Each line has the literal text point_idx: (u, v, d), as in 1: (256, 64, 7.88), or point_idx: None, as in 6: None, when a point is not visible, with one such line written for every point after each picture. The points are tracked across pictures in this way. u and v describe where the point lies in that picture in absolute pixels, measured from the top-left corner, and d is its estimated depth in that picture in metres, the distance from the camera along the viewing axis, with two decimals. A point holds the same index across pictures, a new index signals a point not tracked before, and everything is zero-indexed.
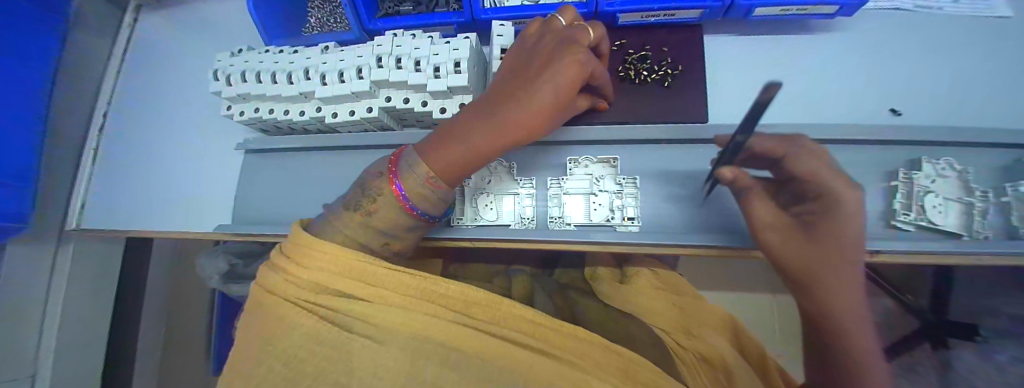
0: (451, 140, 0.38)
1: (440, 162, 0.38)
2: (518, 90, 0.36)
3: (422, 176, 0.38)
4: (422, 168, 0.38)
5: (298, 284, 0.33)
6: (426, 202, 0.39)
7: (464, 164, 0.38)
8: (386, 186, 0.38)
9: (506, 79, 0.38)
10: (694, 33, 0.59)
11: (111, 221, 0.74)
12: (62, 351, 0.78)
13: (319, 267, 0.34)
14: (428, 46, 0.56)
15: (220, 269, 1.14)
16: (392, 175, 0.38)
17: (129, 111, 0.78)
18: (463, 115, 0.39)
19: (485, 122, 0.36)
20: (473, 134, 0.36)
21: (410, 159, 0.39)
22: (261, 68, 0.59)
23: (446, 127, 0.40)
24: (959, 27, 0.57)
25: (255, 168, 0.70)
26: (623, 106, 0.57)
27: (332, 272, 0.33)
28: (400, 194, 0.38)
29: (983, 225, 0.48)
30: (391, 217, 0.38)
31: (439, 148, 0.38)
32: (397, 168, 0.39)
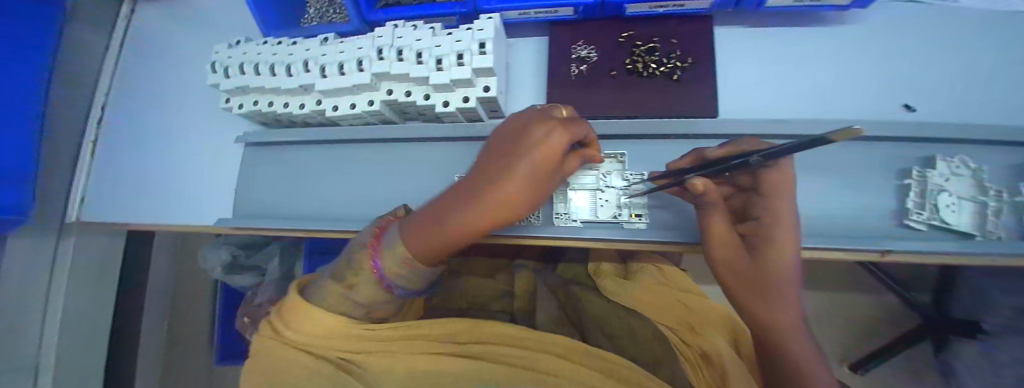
0: (432, 223, 0.33)
1: (418, 245, 0.34)
2: (499, 168, 0.32)
3: (399, 256, 0.33)
4: (400, 249, 0.34)
5: (301, 337, 0.34)
6: (407, 281, 0.35)
7: (447, 247, 0.34)
8: (364, 261, 0.35)
9: (488, 156, 0.35)
10: (704, 25, 0.57)
11: (112, 215, 0.74)
12: (65, 344, 0.78)
13: (307, 333, 0.34)
14: (429, 37, 0.54)
15: (223, 260, 1.16)
16: (371, 249, 0.35)
17: (128, 103, 0.76)
18: (444, 196, 0.35)
19: (465, 202, 0.33)
20: (455, 215, 0.32)
21: (392, 239, 0.35)
22: (259, 60, 0.58)
23: (425, 209, 0.36)
24: (977, 19, 0.55)
25: (255, 162, 0.69)
26: (629, 101, 0.56)
27: (326, 331, 0.34)
28: (377, 271, 0.34)
29: (997, 225, 0.47)
30: (369, 293, 0.34)
31: (416, 232, 0.34)
32: (376, 243, 0.36)
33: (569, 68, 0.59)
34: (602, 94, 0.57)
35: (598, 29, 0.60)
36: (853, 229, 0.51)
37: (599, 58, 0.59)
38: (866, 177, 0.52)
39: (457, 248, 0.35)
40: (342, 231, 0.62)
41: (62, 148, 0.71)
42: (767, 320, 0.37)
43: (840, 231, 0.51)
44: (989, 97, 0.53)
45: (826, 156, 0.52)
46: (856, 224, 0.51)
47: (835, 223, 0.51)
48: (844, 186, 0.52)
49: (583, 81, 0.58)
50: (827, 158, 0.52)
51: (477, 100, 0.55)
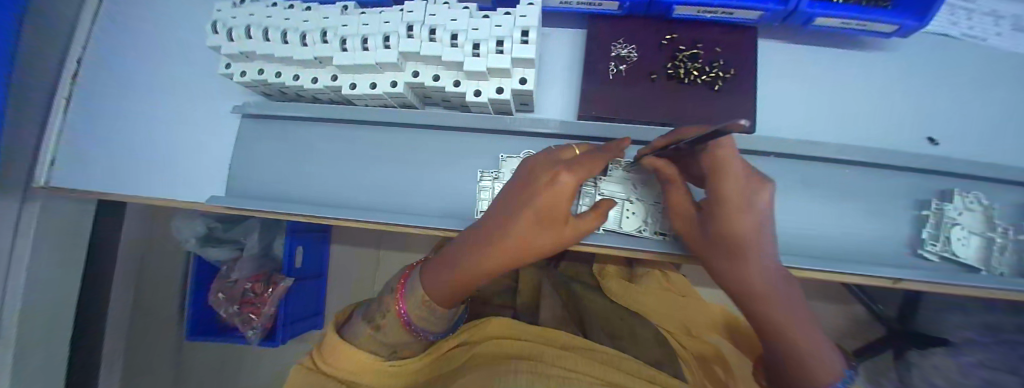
0: (445, 271, 0.42)
1: (434, 286, 0.43)
2: (500, 228, 0.40)
3: (418, 300, 0.42)
4: (419, 292, 0.43)
5: (340, 371, 0.41)
6: (426, 321, 0.43)
7: (455, 290, 0.42)
8: (393, 306, 0.43)
9: (492, 214, 0.43)
10: (748, 35, 0.56)
11: (85, 179, 0.66)
12: (29, 319, 0.71)
13: (343, 368, 0.41)
14: (466, 18, 0.50)
15: (197, 233, 1.07)
16: (398, 295, 0.44)
17: (110, 57, 0.69)
18: (457, 244, 0.44)
19: (474, 252, 0.41)
20: (460, 267, 0.41)
21: (413, 284, 0.44)
22: (269, 25, 0.52)
23: (442, 254, 0.45)
24: (988, 60, 0.58)
25: (255, 137, 0.63)
26: (668, 107, 0.55)
27: (355, 372, 0.41)
28: (403, 315, 0.42)
29: (1000, 261, 0.50)
30: (398, 333, 0.43)
31: (433, 275, 0.43)
32: (403, 287, 0.45)
33: (608, 66, 0.56)
34: (640, 98, 0.55)
35: (640, 28, 0.58)
36: (871, 255, 0.53)
37: (639, 60, 0.57)
38: (887, 205, 0.53)
39: (463, 292, 0.43)
40: (350, 220, 0.58)
41: (32, 103, 0.63)
42: (749, 291, 0.38)
43: (859, 256, 0.52)
44: (1000, 134, 0.56)
45: (852, 182, 0.53)
46: (875, 250, 0.53)
47: (852, 246, 0.53)
48: (867, 212, 0.53)
49: (621, 82, 0.56)
50: (854, 184, 0.53)
51: (512, 93, 0.52)
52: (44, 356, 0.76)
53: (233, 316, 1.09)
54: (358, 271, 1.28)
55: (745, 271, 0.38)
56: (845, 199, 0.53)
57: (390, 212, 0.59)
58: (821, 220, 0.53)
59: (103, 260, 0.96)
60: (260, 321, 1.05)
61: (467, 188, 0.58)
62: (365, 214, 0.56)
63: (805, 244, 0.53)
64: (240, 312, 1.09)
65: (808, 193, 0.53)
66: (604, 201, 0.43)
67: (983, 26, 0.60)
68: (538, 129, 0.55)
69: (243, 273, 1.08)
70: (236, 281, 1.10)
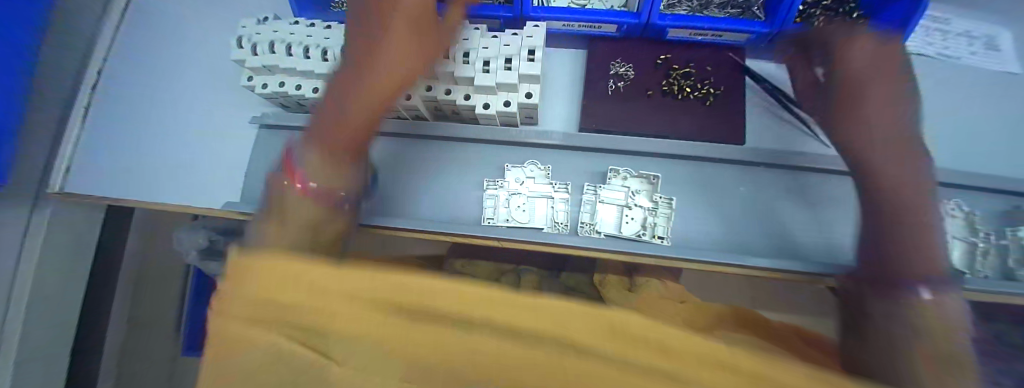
0: (333, 108, 0.40)
1: (327, 138, 0.40)
2: (361, 62, 0.41)
3: (315, 159, 0.39)
4: (314, 153, 0.40)
5: (234, 317, 0.18)
6: (331, 177, 0.40)
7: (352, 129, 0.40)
8: (288, 186, 0.39)
9: (343, 70, 0.42)
10: (735, 56, 0.61)
11: (99, 185, 0.68)
12: (34, 323, 0.71)
13: (247, 301, 0.18)
14: (477, 38, 0.54)
15: (198, 245, 1.07)
16: (290, 172, 0.40)
17: (127, 68, 0.73)
18: (326, 101, 0.42)
19: (353, 81, 0.41)
20: (347, 99, 0.40)
21: (302, 146, 0.41)
22: (292, 41, 0.56)
23: (316, 118, 0.42)
24: (958, 78, 0.64)
25: (269, 145, 0.65)
26: (664, 120, 0.58)
27: (269, 295, 0.17)
28: (296, 173, 0.39)
29: (983, 265, 0.52)
30: (303, 203, 0.38)
31: (322, 129, 0.40)
32: (292, 166, 0.40)
33: (607, 83, 0.60)
34: (638, 111, 0.59)
35: (637, 47, 0.63)
36: None
37: (636, 76, 0.61)
38: None
39: (364, 140, 0.41)
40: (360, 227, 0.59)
41: (45, 111, 0.65)
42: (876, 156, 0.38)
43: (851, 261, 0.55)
44: (978, 145, 0.60)
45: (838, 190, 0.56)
46: None
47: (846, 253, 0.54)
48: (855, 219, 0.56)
49: (620, 97, 0.60)
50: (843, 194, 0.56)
51: (518, 106, 0.55)
52: (42, 362, 0.75)
53: None
54: None
55: (877, 158, 0.38)
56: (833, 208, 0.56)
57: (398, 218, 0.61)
58: (814, 226, 0.55)
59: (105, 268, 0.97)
60: None
61: (474, 195, 0.60)
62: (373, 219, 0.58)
63: (802, 250, 0.54)
64: None
65: (802, 202, 0.55)
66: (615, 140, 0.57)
67: (957, 47, 0.66)
68: (542, 141, 0.58)
69: None
70: None
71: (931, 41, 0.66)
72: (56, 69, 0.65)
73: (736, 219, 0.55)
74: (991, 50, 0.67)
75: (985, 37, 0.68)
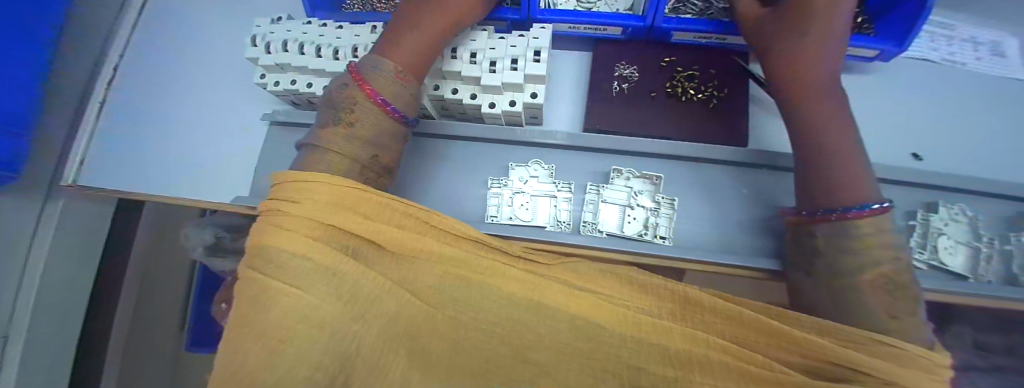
0: (407, 43, 0.44)
1: (407, 59, 0.43)
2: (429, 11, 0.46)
3: (392, 73, 0.41)
4: (388, 67, 0.41)
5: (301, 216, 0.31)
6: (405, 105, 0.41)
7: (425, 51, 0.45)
8: (360, 94, 0.38)
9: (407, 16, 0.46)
10: (739, 59, 0.61)
11: (112, 180, 0.70)
12: (42, 311, 0.73)
13: (308, 204, 0.31)
14: (484, 39, 0.56)
15: (205, 241, 1.09)
16: (360, 82, 0.39)
17: (144, 66, 0.75)
18: (392, 35, 0.45)
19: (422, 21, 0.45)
20: (427, 32, 0.45)
21: (373, 60, 0.42)
22: (305, 40, 0.58)
23: (386, 43, 0.44)
24: (963, 83, 0.64)
25: (278, 142, 0.66)
26: (668, 121, 0.59)
27: (326, 205, 0.31)
28: (371, 91, 0.39)
29: (986, 270, 0.52)
30: (369, 125, 0.38)
31: (401, 50, 0.43)
32: (363, 77, 0.40)
33: (612, 85, 0.61)
34: (643, 113, 0.60)
35: (641, 50, 0.63)
36: None
37: (641, 78, 0.62)
38: None
39: (429, 63, 0.46)
40: None
41: (62, 108, 0.67)
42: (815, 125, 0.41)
43: None
44: (983, 150, 0.60)
45: None
46: None
47: None
48: None
49: (624, 99, 0.61)
50: None
51: (523, 106, 0.56)
52: (47, 354, 0.76)
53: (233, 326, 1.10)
54: None
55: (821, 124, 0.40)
56: None
57: None
58: None
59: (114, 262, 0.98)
60: None
61: (477, 193, 0.61)
62: None
63: None
64: None
65: None
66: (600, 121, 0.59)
67: (961, 53, 0.67)
68: (547, 140, 0.59)
69: None
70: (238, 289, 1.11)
71: (936, 47, 0.67)
72: (73, 65, 0.67)
73: (738, 221, 0.56)
74: (996, 57, 0.67)
75: (990, 44, 0.68)
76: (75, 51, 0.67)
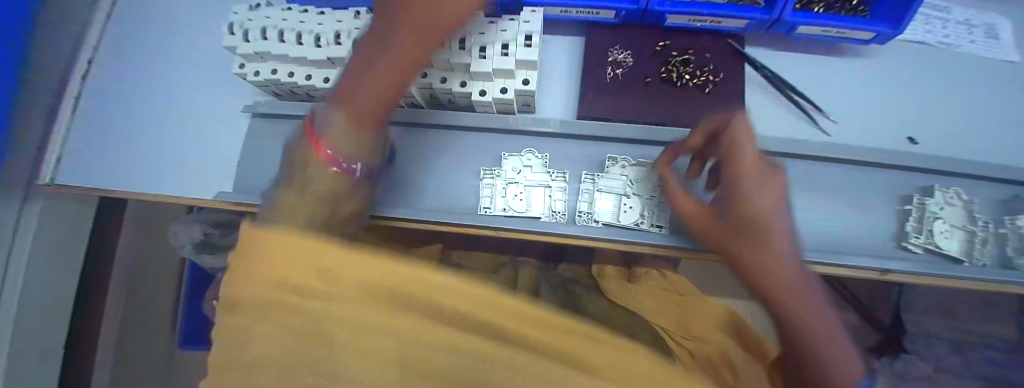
0: (359, 81, 0.38)
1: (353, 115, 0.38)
2: (390, 45, 0.38)
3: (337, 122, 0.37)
4: (332, 116, 0.38)
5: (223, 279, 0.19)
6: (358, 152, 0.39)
7: (376, 100, 0.39)
8: (313, 155, 0.37)
9: (368, 51, 0.39)
10: (734, 43, 0.60)
11: (88, 179, 0.66)
12: (25, 316, 0.70)
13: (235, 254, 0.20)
14: (473, 23, 0.53)
15: (193, 239, 1.06)
16: (314, 139, 0.37)
17: (121, 61, 0.71)
18: (348, 76, 0.39)
19: (372, 63, 0.38)
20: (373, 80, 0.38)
21: (327, 109, 0.38)
22: (284, 27, 0.55)
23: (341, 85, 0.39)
24: (959, 66, 0.63)
25: (263, 134, 0.64)
26: (663, 109, 0.57)
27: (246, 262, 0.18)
28: (325, 154, 0.36)
29: (982, 253, 0.52)
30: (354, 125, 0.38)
31: (346, 102, 0.38)
32: (316, 134, 0.37)
33: (604, 71, 0.60)
34: (637, 98, 0.58)
35: (635, 34, 0.62)
36: (865, 248, 0.55)
37: (635, 63, 0.60)
38: (867, 199, 0.55)
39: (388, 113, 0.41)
40: None
41: (38, 103, 0.64)
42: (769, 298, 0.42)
43: (848, 250, 0.55)
44: (978, 133, 0.60)
45: (835, 179, 0.56)
46: (865, 244, 0.55)
47: (838, 241, 0.55)
48: (856, 207, 0.55)
49: (616, 85, 0.59)
50: (841, 181, 0.56)
51: (515, 93, 0.54)
52: (33, 361, 0.74)
53: None
54: None
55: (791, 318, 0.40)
56: (831, 195, 0.56)
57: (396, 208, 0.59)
58: (811, 213, 0.56)
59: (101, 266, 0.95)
60: None
61: (471, 185, 0.59)
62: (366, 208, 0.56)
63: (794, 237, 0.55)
64: None
65: (800, 192, 0.55)
66: (596, 108, 0.58)
67: (956, 34, 0.66)
68: (540, 129, 0.57)
69: None
70: None
71: (931, 29, 0.66)
72: (48, 61, 0.64)
73: None
74: (990, 38, 0.66)
75: (984, 26, 0.67)
76: (52, 44, 0.63)
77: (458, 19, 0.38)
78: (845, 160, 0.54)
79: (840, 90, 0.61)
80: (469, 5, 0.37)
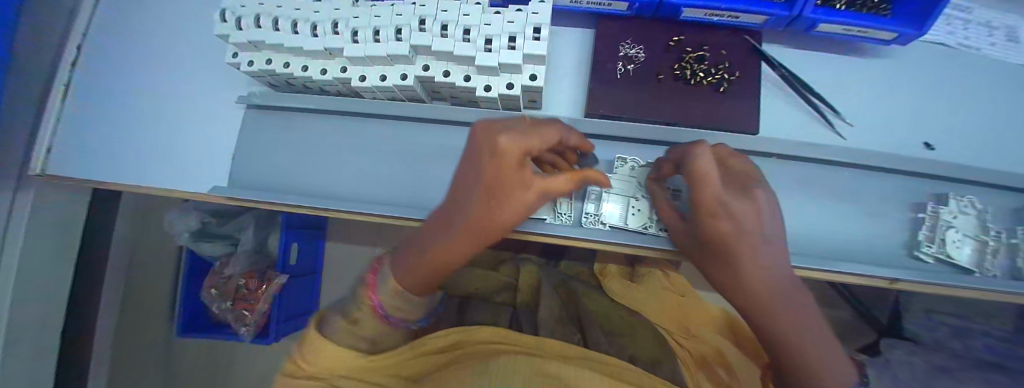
0: (420, 261, 0.41)
1: (412, 281, 0.42)
2: (471, 214, 0.37)
3: (391, 291, 0.42)
4: (390, 283, 0.43)
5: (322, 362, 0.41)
6: (401, 310, 0.43)
7: (432, 273, 0.42)
8: (366, 299, 0.43)
9: (448, 222, 0.39)
10: (751, 39, 0.57)
11: (81, 170, 0.64)
12: (18, 308, 0.69)
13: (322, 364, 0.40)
14: (478, 13, 0.50)
15: (190, 227, 1.05)
16: (371, 291, 0.43)
17: (110, 47, 0.68)
18: (427, 229, 0.42)
19: (448, 233, 0.39)
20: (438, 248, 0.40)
21: (388, 269, 0.44)
22: (278, 15, 0.52)
23: (417, 239, 0.43)
24: (978, 70, 0.61)
25: (258, 127, 0.62)
26: (676, 107, 0.55)
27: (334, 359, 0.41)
28: (376, 308, 0.43)
29: (992, 264, 0.51)
30: None
31: (410, 267, 0.42)
32: (374, 285, 0.44)
33: (615, 66, 0.57)
34: (649, 96, 0.56)
35: (648, 28, 0.59)
36: (873, 255, 0.54)
37: (647, 59, 0.57)
38: (879, 207, 0.54)
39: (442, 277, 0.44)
40: (359, 214, 0.57)
41: (27, 90, 0.61)
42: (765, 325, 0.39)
43: (854, 257, 0.54)
44: (994, 140, 0.58)
45: (848, 185, 0.55)
46: (873, 252, 0.54)
47: (846, 248, 0.54)
48: (867, 214, 0.54)
49: (628, 81, 0.57)
50: (853, 187, 0.54)
51: (522, 89, 0.51)
52: (29, 351, 0.74)
53: (226, 313, 1.09)
54: (356, 270, 1.31)
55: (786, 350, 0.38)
56: (842, 200, 0.54)
57: (396, 206, 0.58)
58: (820, 218, 0.54)
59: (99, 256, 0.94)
60: (254, 318, 1.05)
61: None
62: (366, 207, 0.55)
63: (801, 243, 0.54)
64: (233, 309, 1.08)
65: (811, 198, 0.54)
66: (606, 105, 0.56)
67: (976, 37, 0.63)
68: None
69: (236, 270, 1.07)
70: (229, 276, 1.09)
71: (952, 30, 0.63)
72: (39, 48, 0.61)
73: None
74: (1012, 42, 0.63)
75: (1005, 29, 0.64)
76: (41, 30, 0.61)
77: (522, 207, 0.37)
78: (859, 165, 0.53)
79: (857, 92, 0.59)
80: (533, 196, 0.36)
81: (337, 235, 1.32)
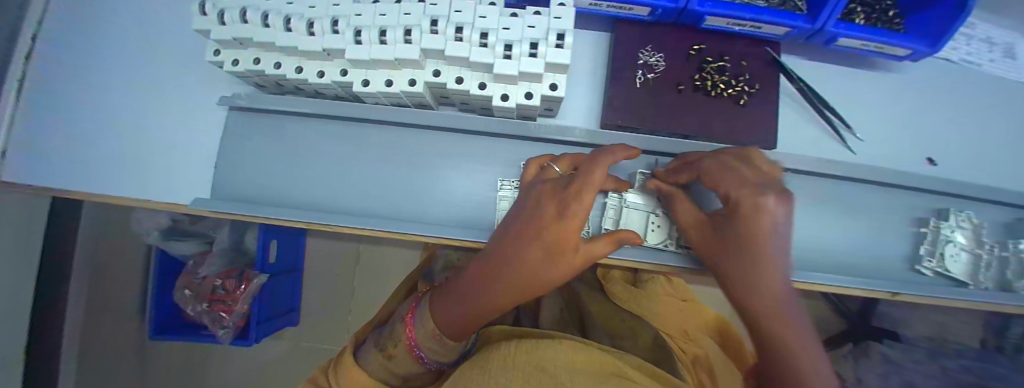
0: (455, 305, 0.41)
1: (447, 329, 0.42)
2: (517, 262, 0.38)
3: (428, 333, 0.42)
4: (429, 325, 0.43)
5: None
6: (436, 352, 0.43)
7: (471, 321, 0.41)
8: (401, 336, 0.43)
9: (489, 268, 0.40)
10: (771, 51, 0.56)
11: (36, 174, 0.56)
12: None
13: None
14: (495, 15, 0.46)
15: (160, 225, 0.98)
16: (408, 322, 0.44)
17: (62, 33, 0.59)
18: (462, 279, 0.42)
19: (487, 282, 0.40)
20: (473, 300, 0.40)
21: (423, 311, 0.44)
22: (267, 8, 0.46)
23: (451, 285, 0.44)
24: (977, 86, 0.63)
25: (244, 131, 0.55)
26: (694, 120, 0.54)
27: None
28: (413, 347, 0.43)
29: (985, 276, 0.54)
30: None
31: (442, 312, 0.42)
32: (412, 317, 0.45)
33: (635, 74, 0.55)
34: (667, 108, 0.54)
35: (668, 34, 0.56)
36: (877, 268, 0.56)
37: (666, 68, 0.55)
38: (885, 220, 0.56)
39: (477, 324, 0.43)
40: (361, 229, 0.52)
41: None
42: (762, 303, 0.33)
43: (860, 269, 0.56)
44: (988, 155, 0.61)
45: (857, 198, 0.55)
46: (878, 264, 0.56)
47: (853, 259, 0.56)
48: (874, 228, 0.56)
49: (647, 91, 0.54)
50: (863, 202, 0.56)
51: (541, 99, 0.48)
52: None
53: (202, 315, 1.02)
54: (344, 271, 1.25)
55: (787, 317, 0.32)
56: (853, 214, 0.55)
57: (402, 220, 0.54)
58: (831, 232, 0.55)
59: (64, 262, 0.84)
60: (232, 319, 0.99)
61: (486, 196, 0.55)
62: (371, 222, 0.51)
63: (813, 256, 0.55)
64: (209, 310, 1.01)
65: (824, 211, 0.55)
66: (626, 117, 0.53)
67: (978, 52, 0.65)
68: (564, 138, 0.52)
69: (212, 270, 1.00)
70: (204, 277, 1.01)
71: (956, 46, 0.64)
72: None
73: None
74: (1009, 59, 0.66)
75: (1005, 44, 0.66)
76: None
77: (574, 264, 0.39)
78: (871, 180, 0.54)
79: (868, 106, 0.59)
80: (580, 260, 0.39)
81: (324, 236, 1.25)
